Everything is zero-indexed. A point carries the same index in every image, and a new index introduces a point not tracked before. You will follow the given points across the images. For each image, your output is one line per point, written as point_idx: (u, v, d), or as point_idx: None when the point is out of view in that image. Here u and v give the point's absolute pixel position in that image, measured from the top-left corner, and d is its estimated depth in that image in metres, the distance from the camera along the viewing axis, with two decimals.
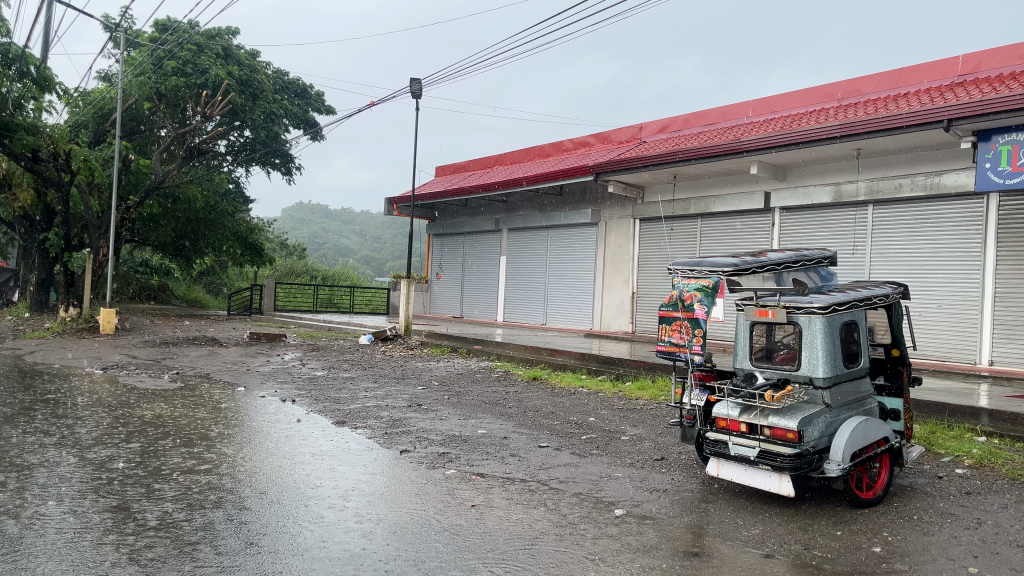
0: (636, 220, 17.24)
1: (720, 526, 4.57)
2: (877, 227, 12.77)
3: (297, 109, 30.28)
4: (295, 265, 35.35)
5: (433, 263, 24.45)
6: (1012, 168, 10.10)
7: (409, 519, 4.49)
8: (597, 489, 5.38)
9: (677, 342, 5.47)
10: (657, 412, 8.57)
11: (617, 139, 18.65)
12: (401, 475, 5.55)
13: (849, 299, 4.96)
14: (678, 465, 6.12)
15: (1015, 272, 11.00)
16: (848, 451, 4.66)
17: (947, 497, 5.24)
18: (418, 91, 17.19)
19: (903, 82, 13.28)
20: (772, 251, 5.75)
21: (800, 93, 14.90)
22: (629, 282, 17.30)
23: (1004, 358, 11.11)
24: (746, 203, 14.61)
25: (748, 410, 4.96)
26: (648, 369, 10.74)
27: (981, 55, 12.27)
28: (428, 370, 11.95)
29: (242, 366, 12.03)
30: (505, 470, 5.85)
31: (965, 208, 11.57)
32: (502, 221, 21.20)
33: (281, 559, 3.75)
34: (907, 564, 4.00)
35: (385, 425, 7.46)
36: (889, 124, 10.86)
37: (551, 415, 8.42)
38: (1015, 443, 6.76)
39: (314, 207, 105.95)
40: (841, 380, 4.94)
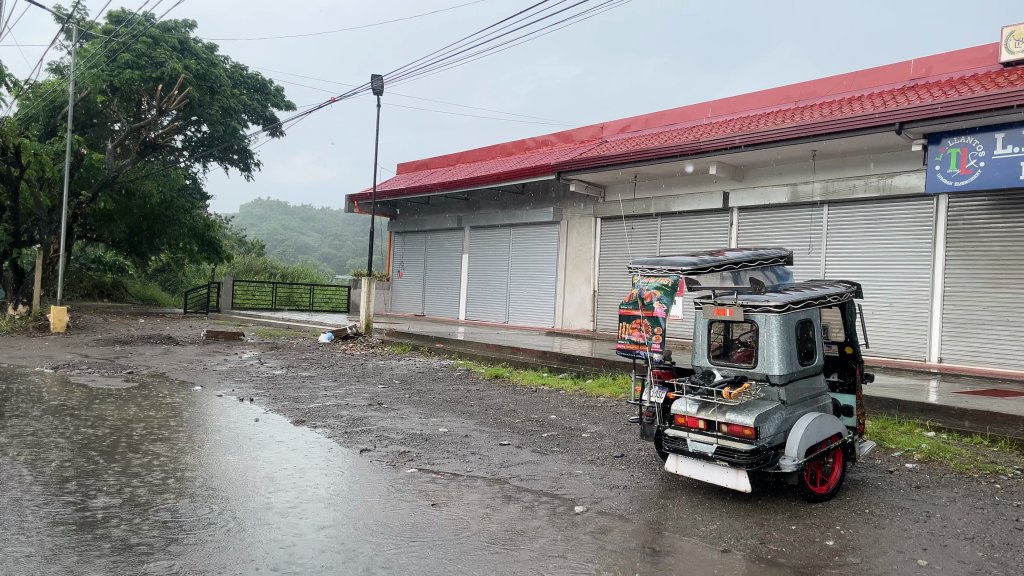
0: (597, 219, 17.37)
1: (677, 521, 4.63)
2: (832, 228, 13.01)
3: (255, 104, 29.91)
4: (253, 262, 34.87)
5: (394, 260, 24.33)
6: (961, 170, 10.36)
7: (377, 518, 4.48)
8: (558, 487, 5.39)
9: (636, 340, 5.56)
10: (617, 409, 8.63)
11: (579, 139, 18.77)
12: (366, 475, 5.52)
13: (804, 299, 5.04)
14: (637, 462, 6.17)
15: (964, 271, 11.30)
16: (802, 447, 4.75)
17: (898, 491, 5.37)
18: (379, 87, 17.08)
19: (857, 86, 13.57)
20: (730, 250, 5.83)
21: (758, 95, 15.13)
22: (591, 280, 17.40)
23: (953, 355, 11.42)
24: (705, 203, 14.83)
25: (706, 407, 5.03)
26: (609, 367, 10.83)
27: (932, 60, 12.59)
28: (389, 369, 11.89)
29: (199, 365, 11.84)
30: (465, 468, 5.85)
31: (916, 208, 11.86)
32: (464, 219, 21.17)
33: (258, 559, 3.73)
34: (858, 556, 4.09)
35: (345, 424, 7.40)
36: (842, 126, 11.10)
37: (512, 412, 8.43)
38: (962, 438, 6.95)
39: (273, 205, 104.70)
40: (796, 377, 5.03)
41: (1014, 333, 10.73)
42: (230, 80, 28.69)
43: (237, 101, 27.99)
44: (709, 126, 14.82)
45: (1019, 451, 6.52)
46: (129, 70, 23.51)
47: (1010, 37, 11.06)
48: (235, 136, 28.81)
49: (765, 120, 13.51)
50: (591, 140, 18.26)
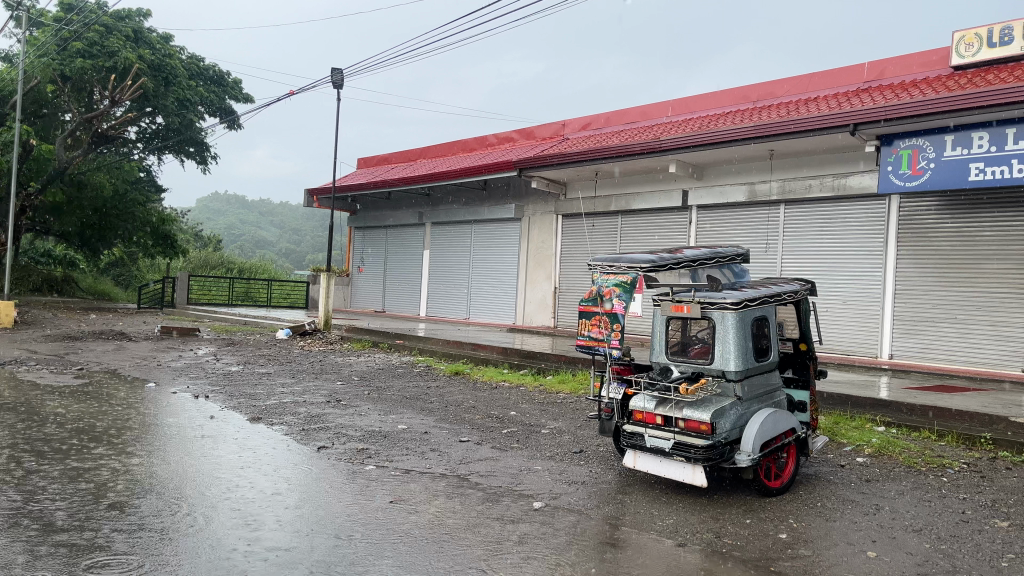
0: (558, 216, 17.43)
1: (635, 516, 4.67)
2: (788, 226, 13.23)
3: (213, 96, 29.42)
4: (210, 256, 34.29)
5: (354, 256, 24.13)
6: (912, 171, 10.60)
7: (337, 517, 4.41)
8: (517, 483, 5.40)
9: (596, 336, 5.55)
10: (576, 405, 8.68)
11: (541, 136, 18.83)
12: (325, 473, 5.43)
13: (760, 296, 5.12)
14: (595, 458, 6.21)
15: (914, 269, 11.57)
16: (757, 442, 4.83)
17: (849, 485, 5.49)
18: (339, 81, 16.91)
19: (813, 87, 13.81)
20: (688, 248, 5.89)
21: (717, 94, 15.30)
22: (552, 277, 17.47)
23: (904, 352, 11.70)
24: (665, 201, 14.96)
25: (663, 402, 5.09)
26: (569, 363, 10.88)
27: (885, 63, 12.86)
28: (348, 365, 11.80)
29: (152, 362, 11.61)
30: (425, 465, 5.83)
31: (870, 208, 12.10)
32: (425, 215, 21.06)
33: (216, 559, 3.67)
34: (810, 549, 4.17)
35: (302, 421, 7.32)
36: (798, 126, 11.28)
37: (472, 409, 8.42)
38: (912, 432, 7.12)
39: (230, 199, 103.11)
40: (751, 373, 5.10)
41: (961, 330, 11.03)
42: (186, 71, 28.18)
43: (193, 93, 27.50)
44: (668, 125, 14.96)
45: (965, 444, 6.69)
46: (81, 59, 22.93)
47: (961, 41, 11.31)
48: (191, 128, 28.29)
49: (723, 120, 13.68)
50: (552, 137, 18.32)
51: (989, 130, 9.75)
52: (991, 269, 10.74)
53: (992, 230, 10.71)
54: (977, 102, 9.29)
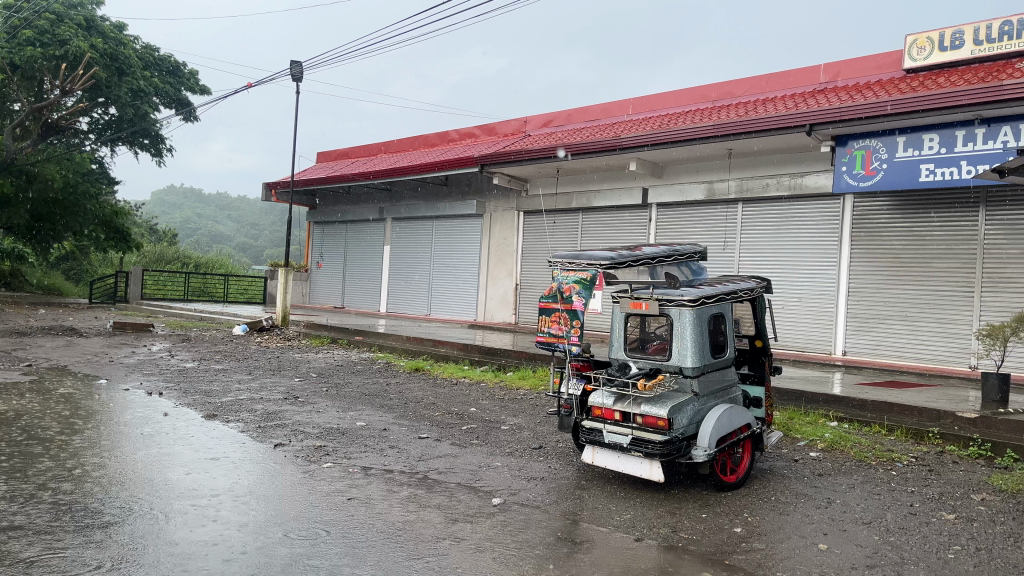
0: (520, 213, 17.45)
1: (593, 511, 4.71)
2: (745, 225, 13.41)
3: (168, 87, 28.86)
4: (164, 250, 33.63)
5: (313, 251, 23.88)
6: (865, 172, 10.82)
7: (293, 515, 4.37)
8: (476, 479, 5.40)
9: (556, 333, 5.59)
10: (535, 401, 8.71)
11: (502, 132, 18.81)
12: (283, 471, 5.36)
13: (717, 293, 5.18)
14: (555, 453, 6.24)
15: (867, 268, 11.81)
16: (713, 437, 4.89)
17: (802, 479, 5.59)
18: (299, 74, 16.70)
19: (770, 87, 14.01)
20: (648, 245, 5.96)
21: (677, 93, 15.44)
22: (513, 273, 17.49)
23: (856, 349, 11.94)
24: (625, 198, 15.06)
25: (622, 398, 5.13)
26: (529, 360, 10.90)
27: (840, 64, 13.09)
28: (306, 362, 11.67)
29: (104, 358, 11.35)
30: (383, 462, 5.80)
31: (825, 207, 12.33)
32: (386, 210, 20.91)
33: (171, 559, 3.60)
34: (764, 542, 4.24)
35: (259, 418, 7.23)
36: (756, 126, 11.44)
37: (432, 405, 8.39)
38: (863, 427, 7.27)
39: (185, 192, 101.25)
40: (708, 369, 5.17)
41: (911, 328, 11.30)
42: (141, 61, 27.61)
43: (147, 83, 26.95)
44: (629, 123, 15.06)
45: (914, 439, 6.86)
46: (30, 47, 22.33)
47: (913, 44, 11.56)
48: (145, 120, 27.71)
49: (683, 118, 13.80)
50: (514, 134, 18.32)
51: (939, 133, 10.00)
52: (940, 267, 11.01)
53: (941, 230, 10.98)
54: (928, 104, 9.52)
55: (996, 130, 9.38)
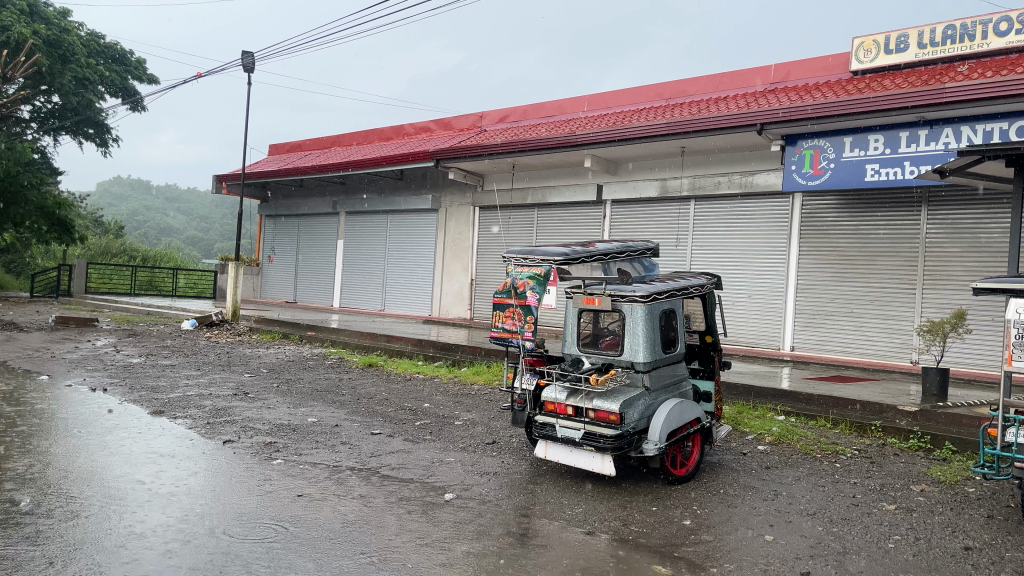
0: (475, 208, 17.42)
1: (545, 506, 4.73)
2: (698, 222, 13.59)
3: (114, 76, 28.12)
4: (110, 243, 32.77)
5: (265, 245, 23.53)
6: (814, 170, 11.04)
7: (241, 511, 4.32)
8: (429, 475, 5.38)
9: (509, 328, 5.60)
10: (489, 396, 8.71)
11: (458, 127, 18.76)
12: (230, 467, 5.29)
13: (668, 289, 5.25)
14: (508, 448, 6.25)
15: (814, 265, 12.06)
16: (663, 432, 4.96)
17: (750, 472, 5.70)
18: (250, 65, 16.41)
19: (723, 86, 14.21)
20: (601, 241, 6.02)
21: (631, 91, 15.57)
22: (469, 268, 17.47)
23: (803, 344, 12.21)
24: (580, 195, 15.14)
25: (574, 393, 5.17)
26: (484, 355, 10.91)
27: (790, 65, 13.33)
28: (256, 357, 11.51)
29: (46, 353, 11.02)
30: (335, 458, 5.75)
31: (774, 206, 12.55)
32: (339, 204, 20.70)
33: (114, 558, 3.52)
34: (712, 534, 4.31)
35: (207, 415, 7.10)
36: (709, 124, 11.58)
37: (385, 401, 8.34)
38: (809, 421, 7.44)
39: (133, 183, 98.85)
40: (659, 364, 5.23)
41: (856, 324, 11.59)
42: (86, 49, 26.84)
43: (92, 72, 26.23)
44: (584, 120, 15.13)
45: (858, 432, 7.03)
46: None
47: (861, 46, 11.82)
48: (90, 109, 26.96)
49: (637, 116, 13.92)
50: (470, 129, 18.28)
51: (884, 134, 10.26)
52: (884, 265, 11.30)
53: (885, 228, 11.27)
54: (874, 105, 9.76)
55: (938, 131, 9.66)
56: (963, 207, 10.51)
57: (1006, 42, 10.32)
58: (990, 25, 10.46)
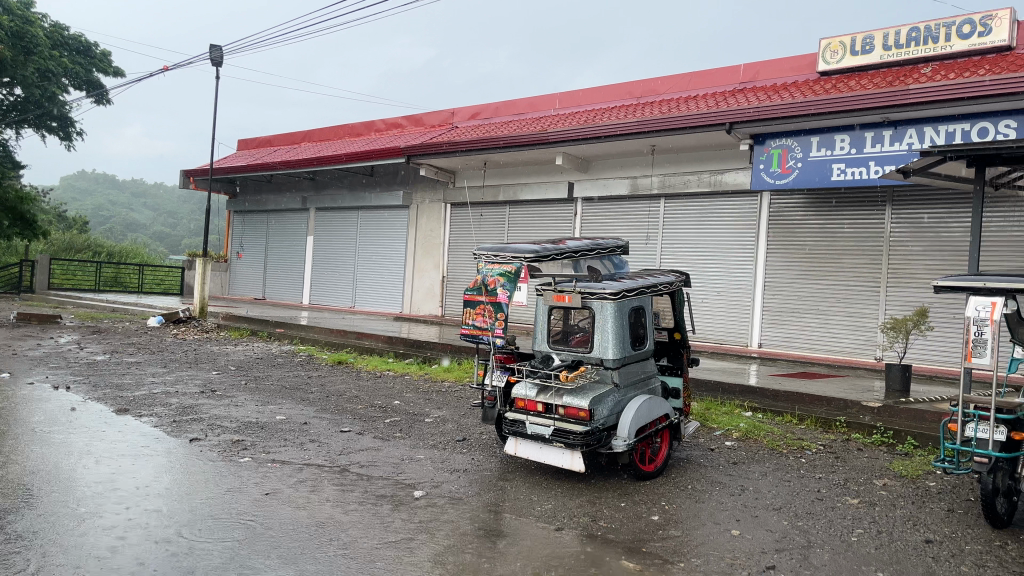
0: (446, 205, 17.37)
1: (514, 502, 4.74)
2: (668, 220, 13.70)
3: (79, 68, 27.62)
4: (74, 239, 32.19)
5: (233, 240, 23.27)
6: (782, 169, 11.17)
7: (209, 510, 4.28)
8: (398, 472, 5.37)
9: (480, 326, 5.59)
10: (460, 393, 8.71)
11: (429, 123, 18.69)
12: (198, 465, 5.23)
13: (638, 287, 5.28)
14: (478, 445, 6.26)
15: (782, 263, 12.21)
16: (632, 428, 4.99)
17: (718, 467, 5.76)
18: (218, 59, 16.21)
19: (693, 85, 14.32)
20: (571, 239, 6.05)
21: (602, 89, 15.63)
22: (440, 265, 17.43)
23: (771, 341, 12.36)
24: (552, 192, 15.17)
25: (544, 390, 5.18)
26: (454, 352, 10.90)
27: (759, 65, 13.47)
28: (224, 354, 11.38)
29: (6, 351, 10.79)
30: (303, 456, 5.71)
31: (743, 204, 12.68)
32: (309, 200, 20.53)
33: (77, 558, 3.47)
34: (680, 529, 4.35)
35: (174, 413, 7.01)
36: (678, 123, 11.67)
37: (355, 399, 8.30)
38: (776, 417, 7.54)
39: (97, 177, 97.16)
40: (628, 361, 5.27)
41: (822, 321, 11.75)
42: (49, 40, 26.33)
43: (56, 64, 25.75)
44: (555, 118, 15.15)
45: (823, 427, 7.15)
46: None
47: (828, 48, 11.98)
48: (53, 101, 26.47)
49: (608, 114, 13.98)
50: (441, 125, 18.22)
51: (850, 134, 10.41)
52: (849, 263, 11.47)
53: (851, 227, 11.44)
54: (840, 105, 9.90)
55: (902, 132, 9.82)
56: (927, 206, 10.70)
57: (968, 45, 10.54)
58: (954, 28, 10.67)
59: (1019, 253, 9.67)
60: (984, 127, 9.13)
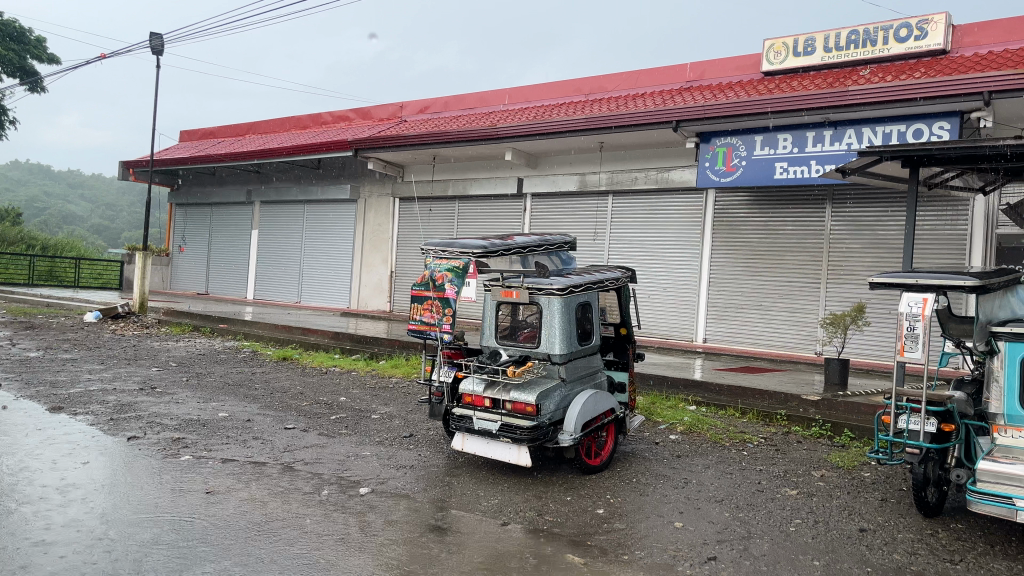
0: (395, 199, 17.23)
1: (461, 497, 4.74)
2: (615, 216, 13.83)
3: (12, 55, 26.66)
4: (6, 231, 31.05)
5: (175, 234, 22.72)
6: (726, 168, 11.36)
7: (148, 509, 4.19)
8: (343, 469, 5.32)
9: (428, 321, 5.55)
10: (407, 390, 8.66)
11: (377, 116, 18.51)
12: (137, 464, 5.12)
13: (584, 282, 5.31)
14: (425, 441, 6.23)
15: (726, 260, 12.43)
16: (579, 422, 5.03)
17: (662, 461, 5.85)
18: (158, 47, 15.79)
19: (640, 83, 14.46)
20: (519, 235, 6.06)
21: (551, 86, 15.67)
22: (388, 260, 17.31)
23: (715, 336, 12.58)
24: (501, 187, 15.17)
25: (491, 385, 5.19)
26: (402, 348, 10.83)
27: (705, 65, 13.66)
28: (165, 350, 11.11)
29: None
30: (246, 454, 5.61)
31: (689, 201, 12.86)
32: (254, 193, 20.15)
33: (8, 560, 3.37)
34: (624, 522, 4.40)
35: (111, 410, 6.83)
36: (626, 120, 11.78)
37: (300, 395, 8.19)
38: (719, 410, 7.68)
39: (31, 168, 93.80)
40: (575, 355, 5.31)
41: (764, 316, 12.01)
42: None
43: None
44: (505, 113, 15.16)
45: (764, 421, 7.31)
46: None
47: (771, 48, 12.22)
48: None
49: (558, 110, 14.03)
50: (390, 119, 18.06)
51: (792, 133, 10.64)
52: (791, 260, 11.73)
53: (793, 225, 11.70)
54: (782, 105, 10.11)
55: (842, 132, 10.08)
56: (864, 205, 11.00)
57: (905, 48, 10.87)
58: (891, 32, 10.98)
59: (951, 251, 10.01)
60: (919, 128, 9.41)
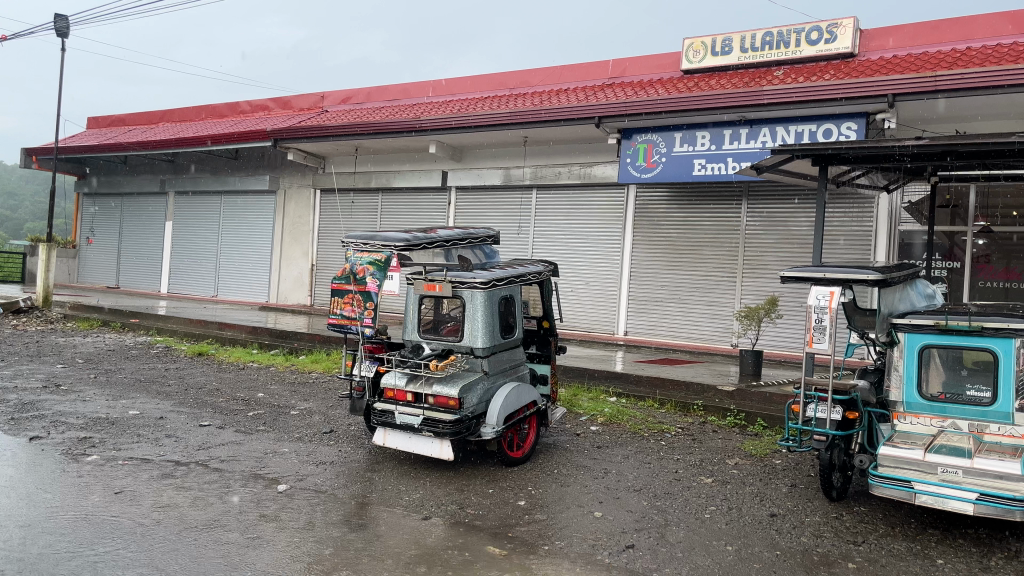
0: (315, 191, 16.90)
1: (382, 493, 4.70)
2: (538, 211, 13.92)
3: None
4: None
5: (82, 225, 21.74)
6: (646, 164, 11.56)
7: (50, 512, 4.00)
8: (260, 466, 5.20)
9: (349, 315, 5.51)
10: (328, 385, 8.53)
11: (298, 106, 18.14)
12: (39, 465, 4.88)
13: (507, 276, 5.34)
14: (345, 437, 6.14)
15: (646, 254, 12.67)
16: (501, 415, 5.05)
17: (583, 452, 5.93)
18: (63, 29, 15.05)
19: (563, 79, 14.58)
20: (442, 228, 5.97)
21: (475, 79, 15.64)
22: (309, 253, 16.99)
23: (635, 329, 12.82)
24: (425, 179, 15.07)
25: (414, 379, 5.17)
26: (323, 342, 10.65)
27: (626, 62, 13.87)
28: (71, 347, 10.62)
29: None
30: (158, 453, 5.42)
31: (611, 196, 13.05)
32: (168, 183, 19.47)
33: None
34: (545, 513, 4.45)
35: (11, 410, 6.48)
36: (549, 115, 11.85)
37: (216, 392, 7.96)
38: (638, 402, 7.83)
39: None
40: (498, 349, 5.33)
41: (683, 309, 12.30)
42: None
43: None
44: (428, 106, 15.06)
45: (681, 412, 7.49)
46: None
47: (690, 47, 12.49)
48: None
49: (482, 104, 14.02)
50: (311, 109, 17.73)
51: (710, 130, 10.91)
52: (708, 255, 12.04)
53: (710, 221, 12.00)
54: (700, 103, 10.35)
55: (757, 131, 10.38)
56: (778, 201, 11.37)
57: (816, 50, 11.28)
58: (803, 34, 11.36)
59: (858, 247, 10.44)
60: (828, 128, 9.78)
